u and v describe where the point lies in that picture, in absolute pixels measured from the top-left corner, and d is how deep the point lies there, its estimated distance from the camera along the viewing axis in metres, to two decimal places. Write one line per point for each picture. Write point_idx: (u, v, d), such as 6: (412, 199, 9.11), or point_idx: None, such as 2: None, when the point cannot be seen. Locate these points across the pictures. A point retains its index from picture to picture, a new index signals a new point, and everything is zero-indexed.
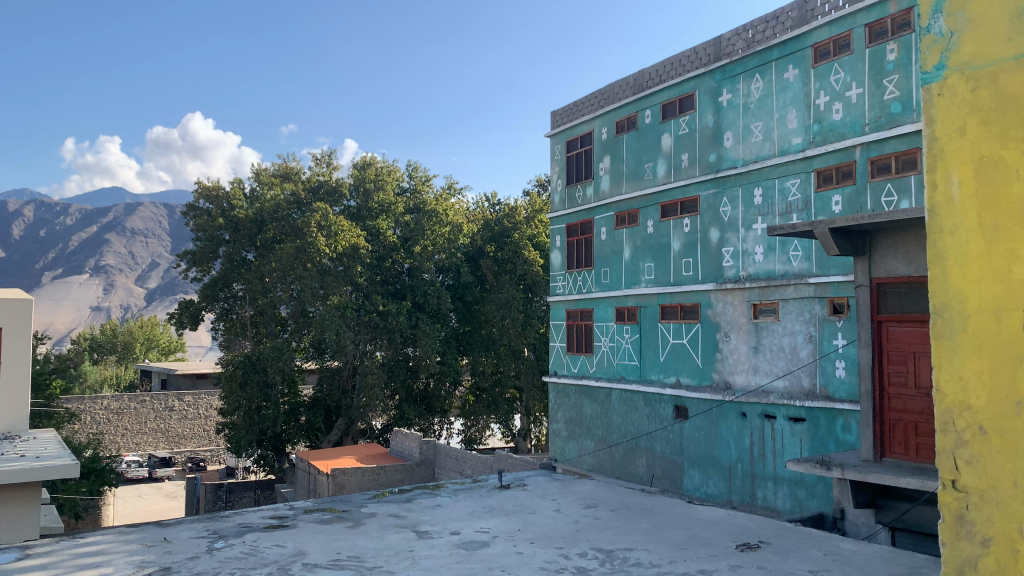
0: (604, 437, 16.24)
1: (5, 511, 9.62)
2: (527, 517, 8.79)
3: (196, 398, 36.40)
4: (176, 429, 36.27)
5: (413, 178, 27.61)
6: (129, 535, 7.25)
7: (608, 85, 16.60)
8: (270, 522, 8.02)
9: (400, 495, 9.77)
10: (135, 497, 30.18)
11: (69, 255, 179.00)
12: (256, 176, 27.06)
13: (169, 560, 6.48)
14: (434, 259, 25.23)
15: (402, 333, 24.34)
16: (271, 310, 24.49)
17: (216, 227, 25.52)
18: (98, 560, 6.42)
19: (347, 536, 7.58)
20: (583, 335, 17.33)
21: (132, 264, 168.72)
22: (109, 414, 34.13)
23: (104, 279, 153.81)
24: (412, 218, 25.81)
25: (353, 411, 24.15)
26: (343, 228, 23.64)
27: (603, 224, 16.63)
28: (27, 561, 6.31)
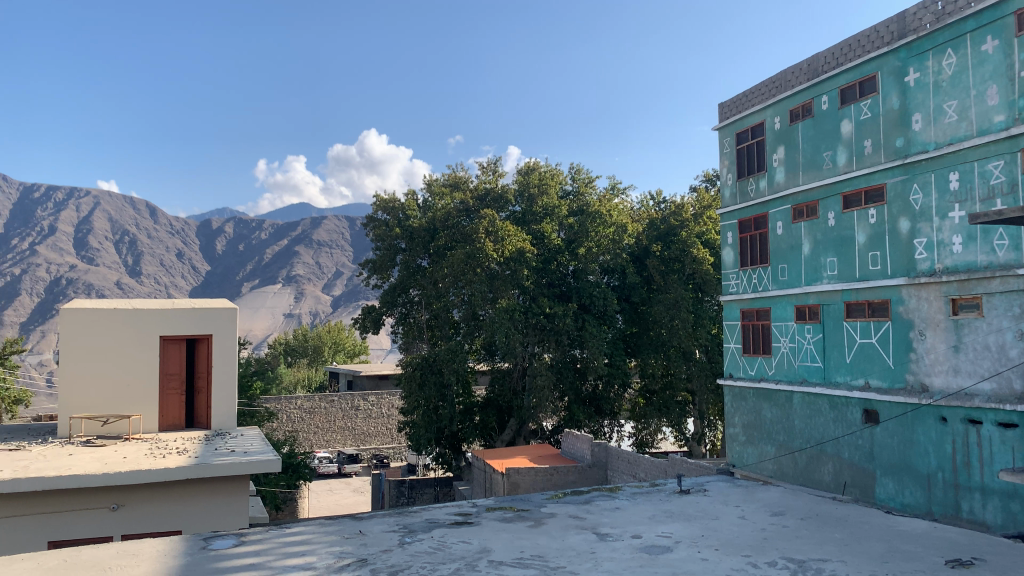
0: (786, 442, 15.48)
1: (218, 500, 10.51)
2: (710, 523, 8.52)
3: (379, 398, 38.39)
4: (361, 428, 38.43)
5: (576, 180, 27.60)
6: (329, 526, 7.74)
7: (780, 72, 15.87)
8: (455, 518, 8.28)
9: (579, 497, 9.79)
10: (327, 491, 32.27)
11: (264, 267, 194.83)
12: (428, 187, 28.19)
13: (365, 551, 6.84)
14: (599, 260, 25.13)
15: (569, 335, 24.37)
16: (444, 314, 25.46)
17: (393, 237, 26.94)
18: (303, 549, 6.88)
19: (529, 535, 7.68)
20: (761, 335, 16.62)
21: (318, 273, 180.92)
22: (303, 413, 36.76)
23: (294, 288, 165.93)
24: (576, 220, 25.79)
25: (524, 412, 24.53)
26: (510, 233, 23.95)
27: (779, 218, 15.89)
28: (243, 548, 6.88)
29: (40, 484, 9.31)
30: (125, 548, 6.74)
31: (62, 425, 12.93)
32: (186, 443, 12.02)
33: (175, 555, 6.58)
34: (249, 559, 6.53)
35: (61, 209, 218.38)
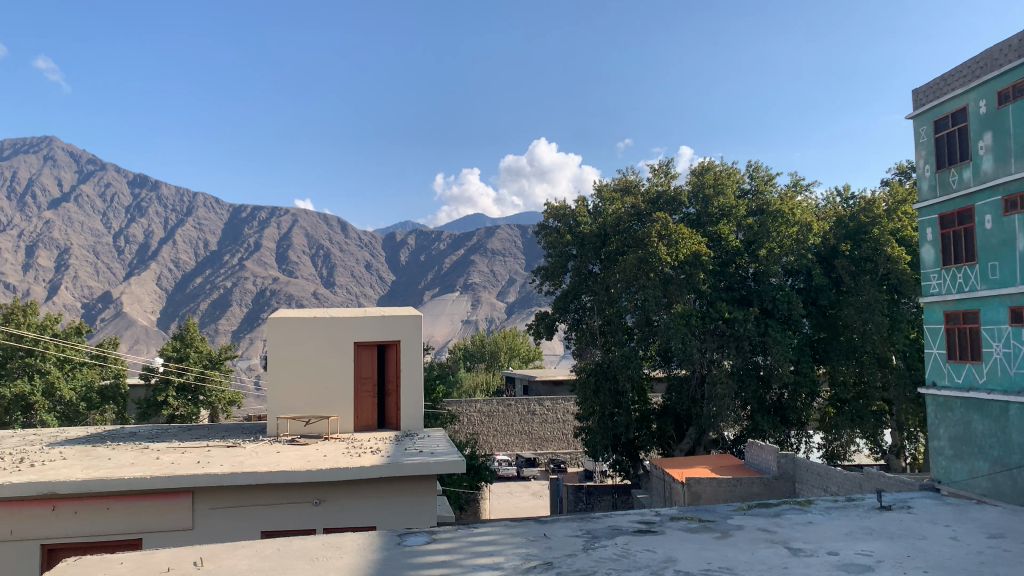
0: (1003, 458, 14.00)
1: (409, 499, 11.01)
2: (916, 542, 7.88)
3: (555, 403, 38.76)
4: (539, 432, 38.97)
5: (754, 178, 26.51)
6: (514, 528, 7.90)
7: (986, 51, 14.45)
8: (638, 526, 8.19)
9: (767, 510, 9.37)
10: (508, 494, 33.04)
11: (442, 276, 202.74)
12: (598, 192, 28.19)
13: (550, 554, 6.92)
14: (781, 261, 23.96)
15: (750, 341, 23.41)
16: (617, 320, 25.40)
17: (565, 244, 27.26)
18: (491, 549, 7.06)
19: (716, 546, 7.44)
20: (969, 340, 15.18)
21: (492, 281, 185.64)
22: (482, 416, 38.02)
23: (471, 297, 171.31)
24: (755, 220, 24.66)
25: (704, 421, 23.78)
26: (685, 236, 23.26)
27: (988, 211, 14.45)
28: (435, 545, 7.18)
29: (254, 478, 10.19)
30: (330, 538, 7.20)
31: (271, 424, 14.10)
32: (378, 443, 12.73)
33: (374, 549, 6.96)
34: (440, 557, 6.79)
35: (264, 228, 238.96)
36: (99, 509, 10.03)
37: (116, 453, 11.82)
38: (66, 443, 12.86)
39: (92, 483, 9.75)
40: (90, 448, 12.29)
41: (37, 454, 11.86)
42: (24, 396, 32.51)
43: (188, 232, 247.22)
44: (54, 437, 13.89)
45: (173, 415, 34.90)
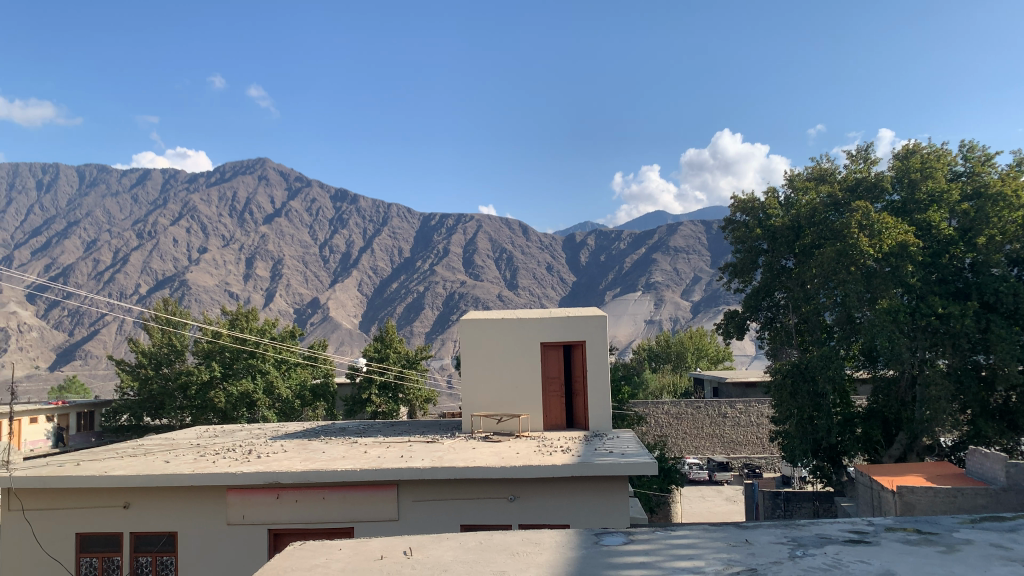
0: None
1: (603, 499, 10.99)
2: None
3: (747, 406, 37.29)
4: (731, 435, 37.69)
5: (969, 159, 24.12)
6: (714, 532, 7.65)
7: None
8: (849, 536, 7.66)
9: (999, 524, 8.44)
10: (700, 498, 32.25)
11: (625, 275, 201.27)
12: (789, 183, 26.85)
13: (754, 561, 6.64)
14: (1006, 250, 21.44)
15: (970, 339, 21.31)
16: (815, 317, 24.22)
17: (754, 238, 26.36)
18: (691, 552, 6.87)
19: (941, 562, 6.81)
20: None
21: (676, 279, 181.81)
22: (671, 418, 37.64)
23: (654, 296, 168.84)
24: (972, 205, 22.37)
25: (916, 425, 21.81)
26: (890, 225, 21.53)
27: None
28: (633, 546, 7.10)
29: (452, 473, 10.60)
30: (530, 533, 7.31)
31: (466, 421, 14.69)
32: (568, 442, 12.83)
33: (573, 547, 6.99)
34: (639, 558, 6.70)
35: (451, 235, 249.14)
36: (316, 499, 10.87)
37: (330, 447, 12.76)
38: (286, 437, 14.05)
39: (310, 474, 10.58)
40: (307, 442, 13.33)
41: (263, 446, 13.06)
42: (248, 394, 36.01)
43: (383, 241, 262.82)
44: (277, 431, 15.23)
45: (376, 412, 37.26)
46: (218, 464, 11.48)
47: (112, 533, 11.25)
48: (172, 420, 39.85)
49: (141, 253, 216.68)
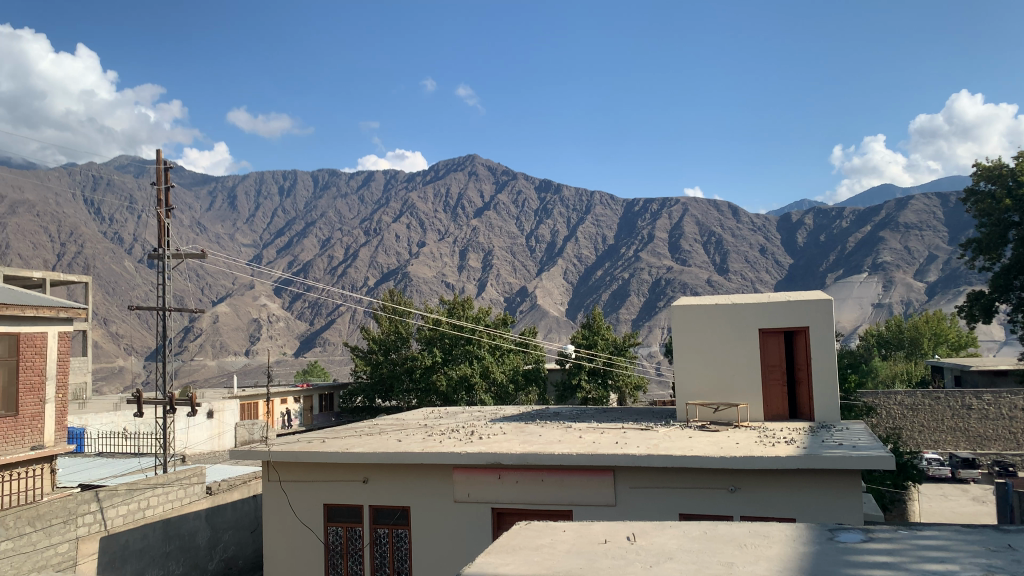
0: None
1: (836, 493, 10.31)
2: None
3: (997, 397, 33.59)
4: (977, 429, 34.13)
5: None
6: (969, 535, 6.92)
7: None
8: None
9: None
10: (941, 497, 29.53)
11: (846, 255, 187.63)
12: None
13: (1020, 569, 5.91)
14: None
15: None
16: None
17: (1003, 210, 23.80)
18: (943, 555, 6.26)
19: None
20: None
21: (907, 257, 166.39)
22: (904, 410, 34.82)
23: (882, 277, 156.00)
24: None
25: None
26: None
27: None
28: (873, 544, 6.59)
29: (668, 461, 10.43)
30: (757, 525, 7.02)
31: (681, 409, 14.44)
32: (793, 433, 12.20)
33: (805, 542, 6.63)
34: (882, 557, 6.19)
35: (656, 220, 246.00)
36: (536, 481, 11.17)
37: (546, 431, 13.04)
38: (505, 420, 14.56)
39: (529, 457, 10.89)
40: (524, 425, 13.73)
41: (483, 428, 13.64)
42: (467, 377, 38.02)
43: (589, 229, 264.64)
44: (495, 413, 15.84)
45: (587, 398, 38.07)
46: (444, 444, 12.16)
47: (353, 505, 12.27)
48: (400, 401, 42.84)
49: (367, 248, 234.47)
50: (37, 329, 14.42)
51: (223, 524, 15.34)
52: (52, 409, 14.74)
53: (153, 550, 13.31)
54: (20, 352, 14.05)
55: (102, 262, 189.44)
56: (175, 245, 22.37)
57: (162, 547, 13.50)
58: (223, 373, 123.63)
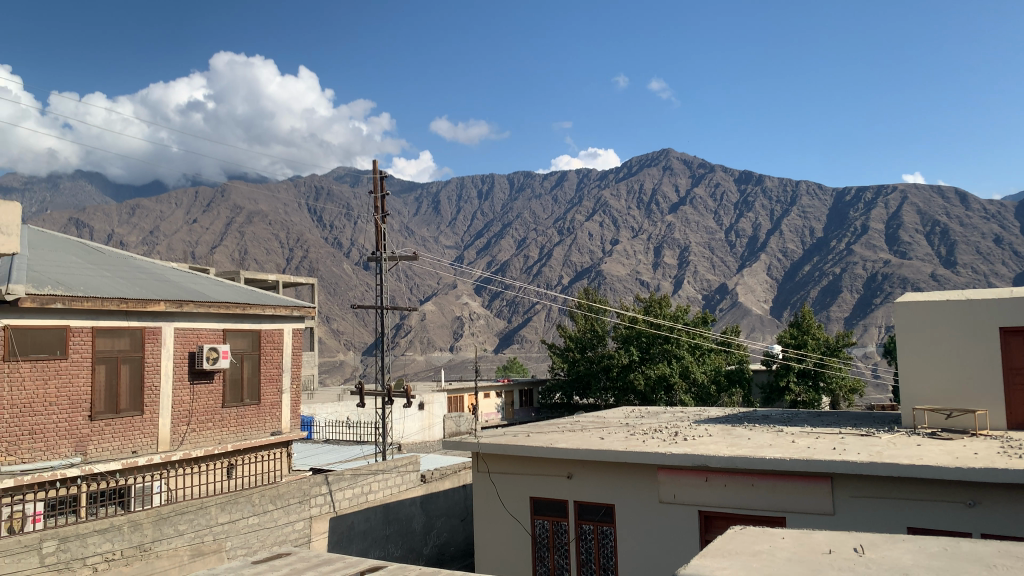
0: None
1: None
2: None
3: None
4: None
5: None
6: None
7: None
8: None
9: None
10: None
11: None
12: None
13: None
14: None
15: None
16: None
17: None
18: None
19: None
20: None
21: None
22: None
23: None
24: None
25: None
26: None
27: None
28: None
29: (894, 470, 9.64)
30: (1008, 544, 6.28)
31: (907, 415, 13.36)
32: None
33: None
34: None
35: (870, 210, 229.07)
36: (745, 484, 10.77)
37: (755, 434, 12.52)
38: (711, 421, 14.17)
39: (738, 460, 10.51)
40: (731, 427, 13.27)
41: (688, 429, 13.34)
42: (665, 377, 37.65)
43: (794, 221, 251.64)
44: (701, 414, 15.45)
45: (796, 401, 36.35)
46: (649, 443, 12.03)
47: (559, 499, 12.47)
48: (598, 400, 43.14)
49: (564, 247, 237.81)
50: (274, 326, 15.97)
51: (436, 512, 16.23)
52: (288, 399, 16.25)
53: (375, 532, 14.58)
54: (262, 347, 15.62)
55: (324, 265, 207.05)
56: (389, 248, 23.90)
57: (383, 530, 14.74)
58: (431, 368, 130.68)
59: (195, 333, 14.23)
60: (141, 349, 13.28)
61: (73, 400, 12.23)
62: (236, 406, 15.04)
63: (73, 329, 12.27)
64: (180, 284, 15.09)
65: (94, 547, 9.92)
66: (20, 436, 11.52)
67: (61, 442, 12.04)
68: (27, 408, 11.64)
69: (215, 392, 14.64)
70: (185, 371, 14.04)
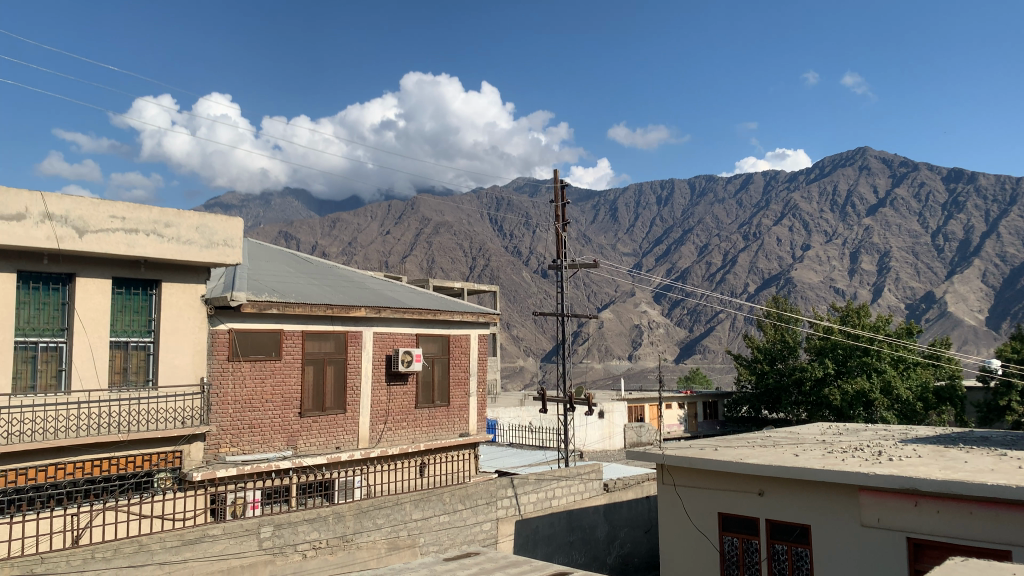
0: None
1: None
2: None
3: None
4: None
5: None
6: None
7: None
8: None
9: None
10: None
11: None
12: None
13: None
14: None
15: None
16: None
17: None
18: None
19: None
20: None
21: None
22: None
23: None
24: None
25: None
26: None
27: None
28: None
29: None
30: None
31: None
32: None
33: None
34: None
35: None
36: (962, 512, 9.78)
37: (973, 457, 11.36)
38: (920, 441, 13.04)
39: (954, 485, 9.56)
40: (944, 449, 12.15)
41: (894, 448, 12.34)
42: (865, 393, 35.23)
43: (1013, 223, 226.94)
44: (907, 433, 14.23)
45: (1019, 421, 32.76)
46: (849, 462, 11.25)
47: (749, 517, 11.95)
48: (788, 415, 41.10)
49: (748, 254, 228.98)
50: (463, 332, 16.57)
51: (620, 521, 16.13)
52: (476, 402, 16.78)
53: (560, 538, 14.79)
54: (451, 351, 16.27)
55: (506, 273, 212.54)
56: (570, 255, 24.04)
57: (567, 536, 14.95)
58: (611, 377, 130.32)
59: (392, 337, 15.07)
60: (344, 352, 14.23)
61: (286, 398, 13.32)
62: (428, 407, 15.75)
63: (287, 333, 13.36)
64: (378, 291, 16.05)
65: (303, 535, 10.75)
66: (242, 429, 12.71)
67: (276, 436, 13.16)
68: (248, 404, 12.83)
69: (410, 393, 15.40)
70: (382, 373, 14.89)
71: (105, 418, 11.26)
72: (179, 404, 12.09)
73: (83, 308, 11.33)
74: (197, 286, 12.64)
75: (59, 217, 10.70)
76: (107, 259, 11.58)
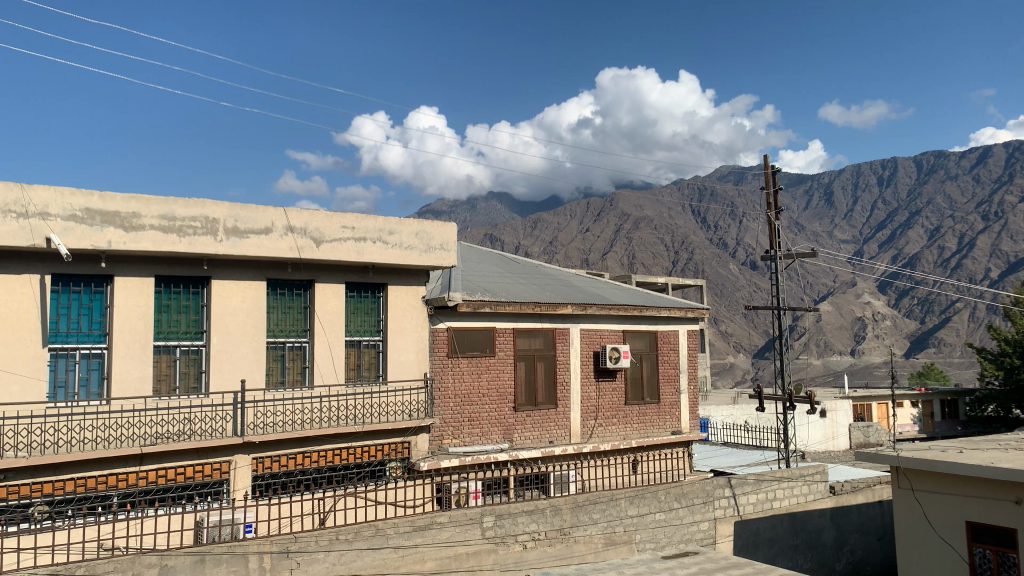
0: None
1: None
2: None
3: None
4: None
5: None
6: None
7: None
8: None
9: None
10: None
11: None
12: None
13: None
14: None
15: None
16: None
17: None
18: None
19: None
20: None
21: None
22: None
23: None
24: None
25: None
26: None
27: None
28: None
29: None
30: None
31: None
32: None
33: None
34: None
35: None
36: None
37: None
38: None
39: None
40: None
41: None
42: None
43: None
44: None
45: None
46: None
47: (1004, 527, 10.73)
48: None
49: (989, 235, 205.62)
50: (671, 328, 16.32)
51: (849, 526, 15.12)
52: (686, 399, 16.46)
53: (783, 541, 14.15)
54: (659, 347, 16.07)
55: (713, 267, 206.43)
56: (784, 246, 22.90)
57: (791, 540, 14.25)
58: (832, 373, 122.45)
59: (599, 333, 15.15)
60: (553, 348, 14.51)
61: (501, 393, 13.82)
62: (638, 404, 15.66)
63: (499, 330, 13.85)
64: (584, 289, 16.21)
65: (523, 526, 11.08)
66: (461, 422, 13.36)
67: (493, 429, 13.70)
68: (466, 398, 13.45)
69: (619, 390, 15.41)
70: (591, 369, 15.03)
71: (343, 411, 12.33)
72: (406, 398, 12.94)
73: (323, 310, 12.45)
74: (419, 287, 13.43)
75: (299, 228, 11.86)
76: (341, 266, 12.63)
